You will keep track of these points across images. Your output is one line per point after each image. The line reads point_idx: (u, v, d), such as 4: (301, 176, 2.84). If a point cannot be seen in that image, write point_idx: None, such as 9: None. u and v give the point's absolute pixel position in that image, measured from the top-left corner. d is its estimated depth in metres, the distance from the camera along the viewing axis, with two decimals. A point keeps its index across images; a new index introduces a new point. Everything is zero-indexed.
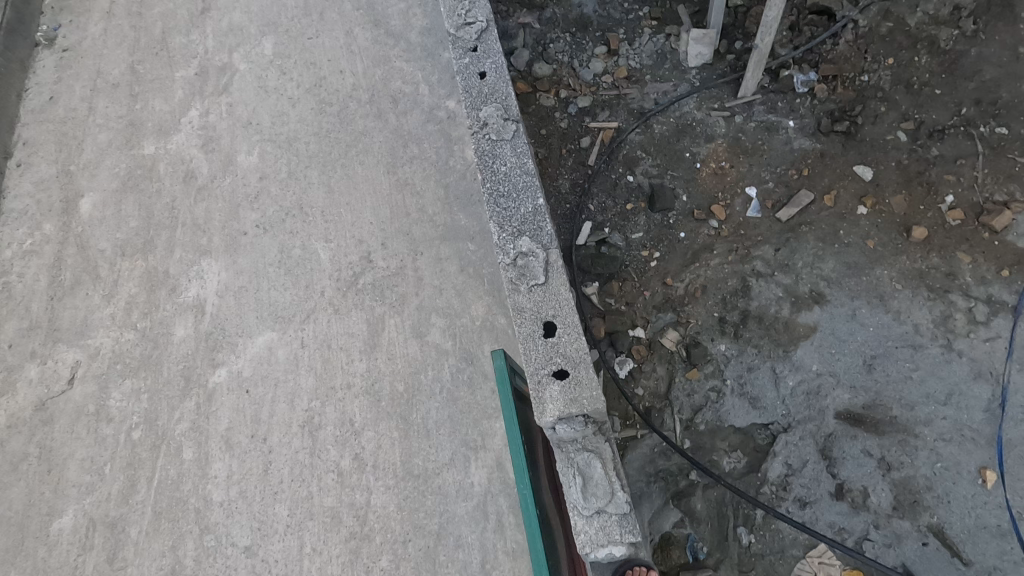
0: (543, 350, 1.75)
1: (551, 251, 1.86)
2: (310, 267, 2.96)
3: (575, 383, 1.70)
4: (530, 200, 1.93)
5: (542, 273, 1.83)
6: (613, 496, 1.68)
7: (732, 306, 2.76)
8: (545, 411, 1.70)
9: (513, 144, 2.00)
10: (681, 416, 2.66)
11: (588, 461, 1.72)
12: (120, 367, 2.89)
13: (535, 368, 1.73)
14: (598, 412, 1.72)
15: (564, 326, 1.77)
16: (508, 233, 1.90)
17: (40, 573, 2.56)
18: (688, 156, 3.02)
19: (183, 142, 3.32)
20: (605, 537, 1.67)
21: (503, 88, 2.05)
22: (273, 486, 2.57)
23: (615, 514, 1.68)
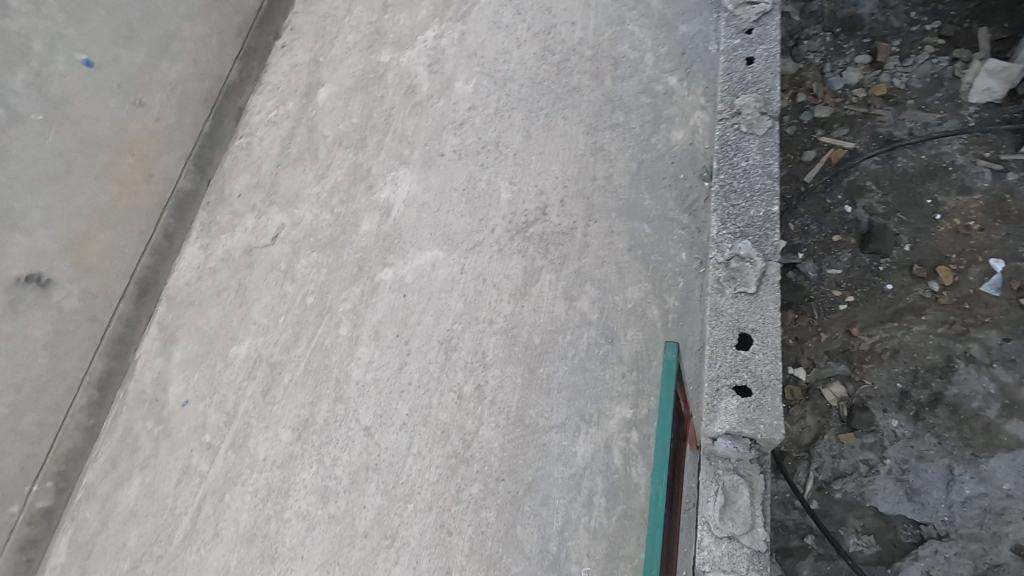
0: (731, 359, 1.67)
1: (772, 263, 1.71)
2: (488, 202, 3.10)
3: (756, 405, 1.63)
4: (764, 204, 1.79)
5: (755, 283, 1.71)
6: (751, 529, 1.63)
7: (923, 383, 2.41)
8: (715, 421, 1.66)
9: (762, 141, 1.86)
10: (817, 475, 2.42)
11: (735, 484, 1.65)
12: (312, 239, 3.32)
13: (717, 374, 1.67)
14: (769, 443, 1.63)
15: (764, 343, 1.65)
16: (729, 232, 1.79)
17: (215, 381, 3.12)
18: (930, 202, 2.62)
19: (414, 59, 3.59)
20: (729, 564, 1.62)
21: (770, 79, 1.91)
22: (403, 384, 2.83)
23: (748, 547, 1.62)
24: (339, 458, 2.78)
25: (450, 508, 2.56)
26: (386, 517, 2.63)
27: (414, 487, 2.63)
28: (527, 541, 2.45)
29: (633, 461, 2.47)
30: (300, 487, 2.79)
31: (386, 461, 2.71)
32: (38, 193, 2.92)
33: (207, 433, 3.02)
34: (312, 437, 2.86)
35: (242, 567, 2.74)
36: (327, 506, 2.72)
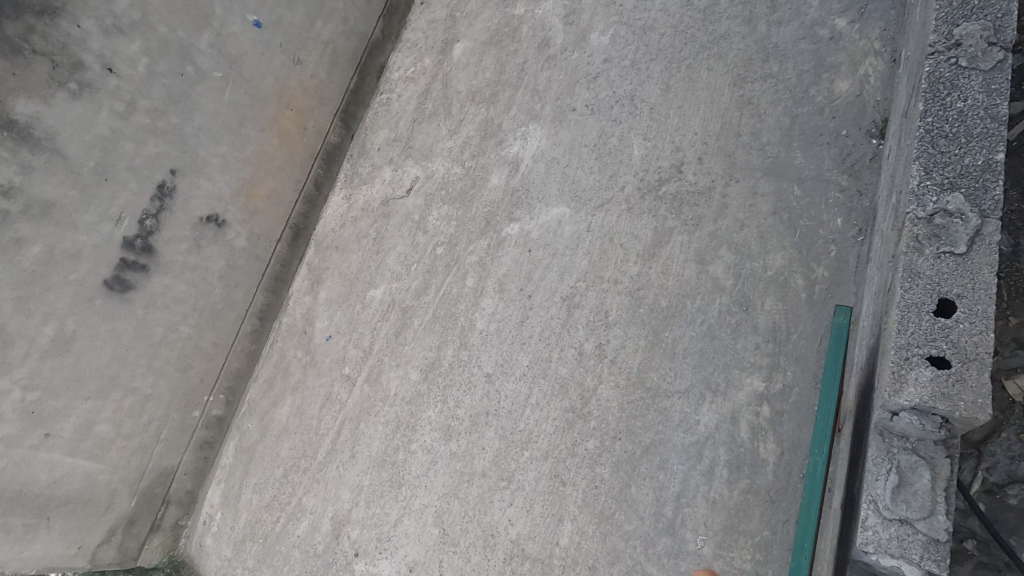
0: (926, 327, 1.60)
1: (987, 220, 1.62)
2: (620, 159, 3.00)
3: (955, 378, 1.55)
4: (984, 151, 1.68)
5: (965, 242, 1.62)
6: (930, 514, 1.57)
7: None
8: (903, 393, 1.59)
9: (986, 79, 1.73)
10: (988, 476, 2.26)
11: (913, 465, 1.61)
12: (444, 193, 3.44)
13: (911, 345, 1.61)
14: (963, 422, 1.57)
15: (969, 311, 1.58)
16: (934, 182, 1.70)
17: (354, 320, 3.42)
18: None
19: (549, 9, 3.50)
20: (899, 549, 1.57)
21: (1004, 2, 1.75)
22: (524, 337, 2.90)
23: (923, 535, 1.57)
24: (462, 401, 2.94)
25: (565, 460, 2.63)
26: (504, 460, 2.75)
27: (532, 436, 2.72)
28: (642, 502, 2.45)
29: (762, 436, 2.36)
30: (426, 424, 3.00)
31: (505, 408, 2.82)
32: (218, 141, 3.29)
33: (347, 366, 3.33)
34: (438, 378, 3.05)
35: (374, 487, 3.04)
36: (449, 443, 2.91)
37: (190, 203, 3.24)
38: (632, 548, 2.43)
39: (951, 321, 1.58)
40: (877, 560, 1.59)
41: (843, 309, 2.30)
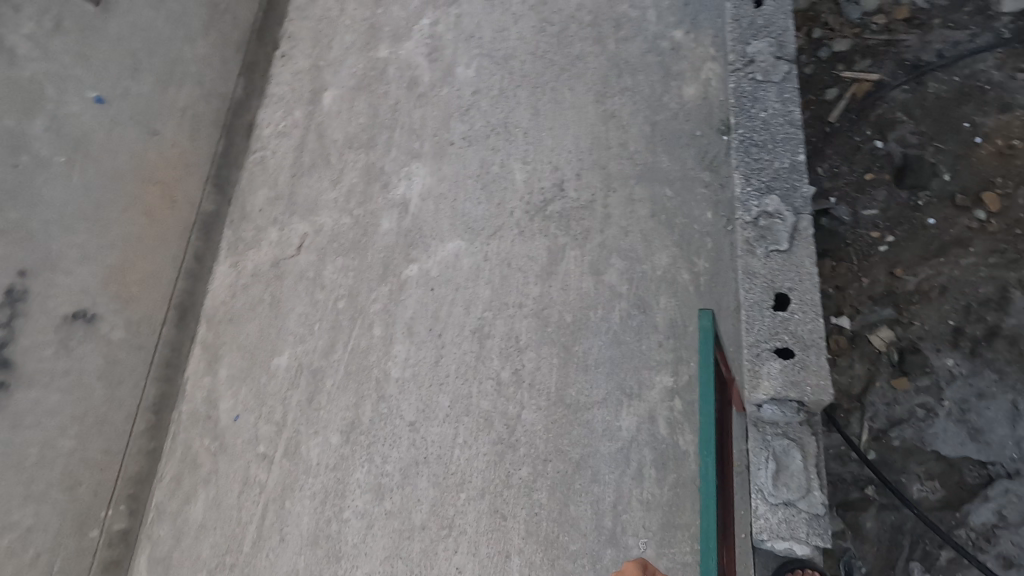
0: (770, 321, 1.89)
1: (795, 225, 1.97)
2: (504, 186, 3.07)
3: (800, 363, 1.85)
4: (787, 157, 2.05)
5: (786, 239, 1.95)
6: (806, 492, 1.84)
7: (977, 317, 2.46)
8: (760, 387, 1.86)
9: (779, 90, 2.12)
10: (873, 424, 2.46)
11: (785, 449, 1.88)
12: (335, 245, 3.35)
13: (761, 344, 1.88)
14: (814, 404, 1.87)
15: (800, 302, 1.89)
16: (754, 195, 2.02)
17: (261, 394, 3.21)
18: (966, 127, 2.66)
19: (412, 49, 3.55)
20: (787, 529, 1.83)
21: (782, 31, 2.20)
22: (440, 377, 2.86)
23: (803, 511, 1.83)
24: (389, 455, 2.84)
25: (501, 493, 2.59)
26: (442, 508, 2.67)
27: (465, 476, 2.67)
28: (583, 519, 2.47)
29: (679, 429, 2.47)
30: (355, 487, 2.86)
31: (434, 453, 2.75)
32: (73, 231, 3.01)
33: (261, 444, 3.12)
34: (360, 437, 2.92)
35: (310, 568, 2.84)
36: (382, 502, 2.79)
37: (50, 302, 2.92)
38: (582, 568, 2.43)
39: (786, 316, 1.89)
40: (772, 544, 1.85)
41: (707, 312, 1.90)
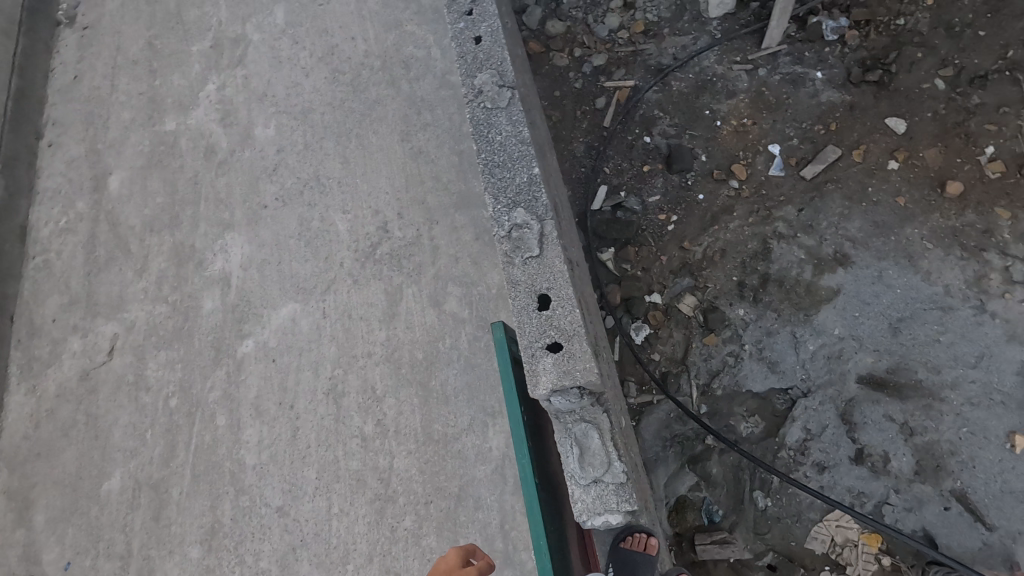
0: (536, 323, 1.39)
1: (546, 218, 1.44)
2: (328, 238, 2.99)
3: (570, 355, 1.34)
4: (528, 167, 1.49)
5: (537, 244, 1.42)
6: (611, 466, 1.34)
7: (753, 269, 2.27)
8: (537, 382, 1.36)
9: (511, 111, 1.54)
10: (698, 381, 2.25)
11: (584, 431, 1.36)
12: (154, 339, 3.00)
13: (525, 339, 1.38)
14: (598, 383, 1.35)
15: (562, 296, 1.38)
16: (499, 196, 1.49)
17: (94, 529, 2.76)
18: (708, 113, 2.52)
19: (202, 117, 3.34)
20: (602, 506, 1.34)
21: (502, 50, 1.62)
22: (301, 450, 2.68)
23: (612, 482, 1.34)
24: (261, 550, 2.59)
25: (389, 551, 2.48)
26: None
27: (349, 547, 2.52)
28: None
29: None
30: None
31: (311, 533, 2.57)
32: None
33: None
34: (225, 541, 2.63)
35: None
36: None
37: None
38: None
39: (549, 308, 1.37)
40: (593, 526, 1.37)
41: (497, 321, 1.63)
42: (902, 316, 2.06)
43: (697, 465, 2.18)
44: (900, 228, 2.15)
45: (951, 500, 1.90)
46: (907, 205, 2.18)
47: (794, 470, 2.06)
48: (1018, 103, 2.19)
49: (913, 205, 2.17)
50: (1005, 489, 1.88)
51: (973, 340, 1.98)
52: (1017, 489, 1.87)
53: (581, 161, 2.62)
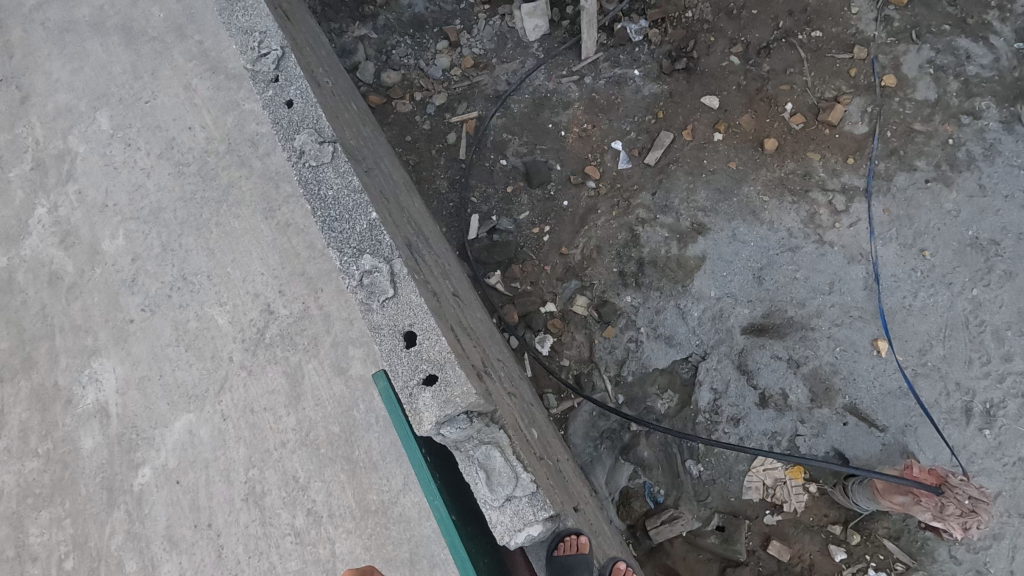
0: (407, 360, 1.28)
1: (393, 256, 1.33)
2: (210, 336, 2.63)
3: (446, 384, 1.24)
4: (364, 213, 1.38)
5: (390, 284, 1.32)
6: (519, 479, 1.26)
7: (628, 257, 2.41)
8: (421, 421, 1.25)
9: (335, 162, 1.42)
10: (609, 373, 2.33)
11: (486, 454, 1.28)
12: (31, 500, 2.53)
13: (400, 381, 1.28)
14: (484, 402, 1.27)
15: (425, 329, 1.27)
16: (343, 248, 1.36)
17: None
18: (551, 126, 2.68)
19: (37, 246, 2.78)
20: (521, 524, 1.26)
21: (307, 97, 1.46)
22: (232, 568, 2.41)
23: (524, 494, 1.26)
24: None
25: None
26: None
27: None
28: None
29: None
30: None
31: None
32: None
33: None
34: None
35: None
36: None
37: None
38: None
39: (415, 345, 1.27)
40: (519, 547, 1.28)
41: (381, 372, 1.48)
42: (761, 264, 2.25)
43: (629, 454, 2.24)
44: (737, 189, 2.39)
45: (846, 415, 2.08)
46: (738, 167, 2.43)
47: (714, 431, 2.18)
48: (800, 62, 2.51)
49: (742, 166, 2.42)
50: (885, 391, 2.07)
51: (822, 269, 2.21)
52: (892, 389, 2.07)
53: (448, 196, 2.69)
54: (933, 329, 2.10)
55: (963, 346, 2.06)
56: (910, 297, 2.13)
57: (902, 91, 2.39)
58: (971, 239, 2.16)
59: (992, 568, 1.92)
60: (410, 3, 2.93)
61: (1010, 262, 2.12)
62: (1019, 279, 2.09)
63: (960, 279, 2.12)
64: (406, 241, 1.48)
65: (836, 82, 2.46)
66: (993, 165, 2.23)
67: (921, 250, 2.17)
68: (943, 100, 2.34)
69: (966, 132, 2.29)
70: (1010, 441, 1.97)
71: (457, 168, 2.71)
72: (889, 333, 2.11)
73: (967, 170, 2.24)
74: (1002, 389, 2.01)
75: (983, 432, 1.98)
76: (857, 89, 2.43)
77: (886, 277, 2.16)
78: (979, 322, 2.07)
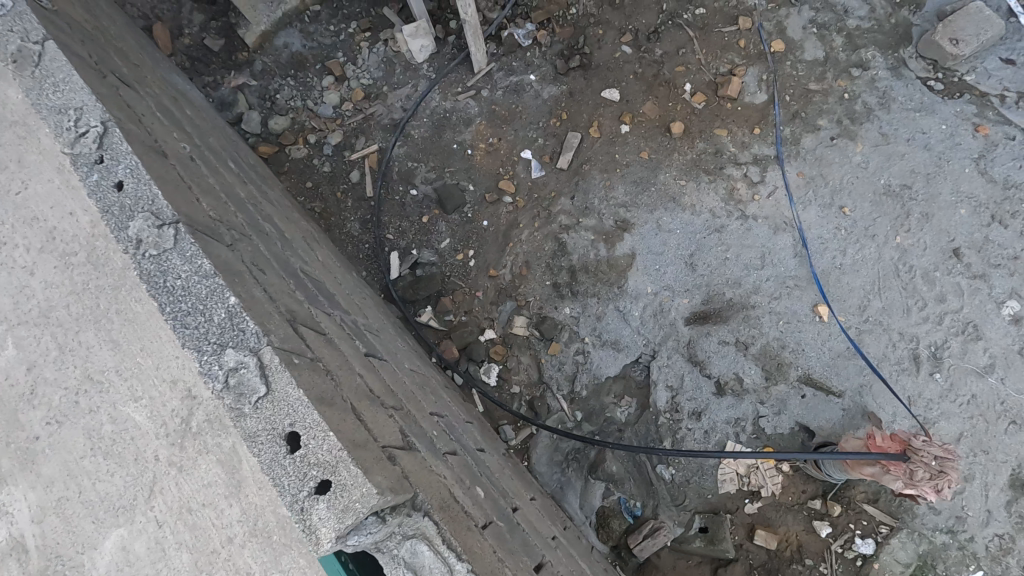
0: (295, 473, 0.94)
1: (262, 345, 0.98)
2: None
3: (343, 491, 0.93)
4: (219, 297, 1.03)
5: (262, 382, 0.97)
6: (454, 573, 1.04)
7: (558, 267, 2.31)
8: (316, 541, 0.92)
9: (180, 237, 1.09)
10: (562, 392, 2.22)
11: (411, 550, 1.03)
12: None
13: (287, 498, 0.94)
14: (398, 495, 1.00)
15: (308, 428, 0.94)
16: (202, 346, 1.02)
17: None
18: (456, 146, 2.56)
19: None
20: None
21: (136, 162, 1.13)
22: None
23: None
24: None
25: None
26: None
27: None
28: None
29: None
30: None
31: None
32: None
33: None
34: None
35: None
36: None
37: None
38: None
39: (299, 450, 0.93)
40: None
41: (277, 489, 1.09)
42: (692, 249, 2.19)
43: (597, 472, 2.13)
44: (654, 178, 2.33)
45: (803, 387, 2.02)
46: (651, 156, 2.37)
47: (677, 429, 2.10)
48: (690, 43, 2.50)
49: (655, 155, 2.37)
50: (836, 355, 2.03)
51: (751, 243, 2.16)
52: (843, 351, 2.02)
53: (362, 238, 2.52)
54: (867, 283, 2.08)
55: (899, 294, 2.05)
56: (840, 255, 2.11)
57: (791, 54, 2.40)
58: (884, 188, 2.16)
59: (970, 511, 1.89)
60: (285, 42, 2.76)
61: (925, 203, 2.12)
62: (936, 218, 2.10)
63: (882, 229, 2.12)
64: (296, 312, 1.21)
65: (728, 55, 2.46)
66: (889, 112, 2.25)
67: (841, 208, 2.16)
68: (832, 57, 2.37)
69: (858, 85, 2.31)
70: (960, 380, 1.96)
71: (367, 207, 2.56)
72: (828, 295, 2.08)
73: (867, 121, 2.25)
74: (942, 330, 2.00)
75: (934, 376, 1.97)
76: (749, 60, 2.43)
77: (813, 240, 2.14)
78: (908, 268, 2.07)
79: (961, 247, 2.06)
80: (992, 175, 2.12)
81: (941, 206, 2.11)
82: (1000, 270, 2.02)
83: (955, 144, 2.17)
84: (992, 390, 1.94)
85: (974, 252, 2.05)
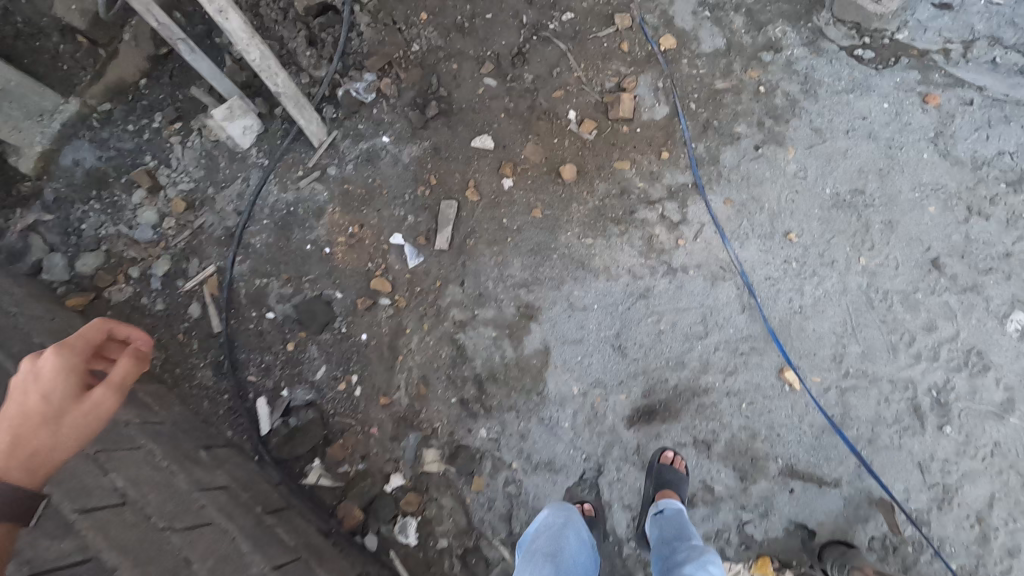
0: None
1: None
2: None
3: None
4: None
5: None
6: None
7: (461, 379, 1.83)
8: None
9: None
10: (499, 537, 1.76)
11: None
12: None
13: None
14: None
15: None
16: None
17: None
18: (311, 247, 2.04)
19: None
20: None
21: None
22: None
23: None
24: None
25: None
26: None
27: None
28: None
29: None
30: None
31: None
32: None
33: None
34: None
35: None
36: None
37: None
38: None
39: None
40: None
41: None
42: (619, 327, 1.73)
43: None
44: (553, 241, 1.86)
45: (789, 480, 1.59)
46: (546, 213, 1.90)
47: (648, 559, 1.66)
48: (563, 58, 2.03)
49: (550, 211, 1.90)
50: (819, 430, 1.60)
51: (687, 304, 1.72)
52: (826, 422, 1.60)
53: (218, 388, 1.99)
54: (837, 324, 1.65)
55: (878, 331, 1.63)
56: (797, 296, 1.68)
57: (686, 49, 1.94)
58: (832, 199, 1.72)
59: None
60: (75, 158, 2.20)
61: (884, 209, 1.69)
62: (901, 226, 1.68)
63: (841, 253, 1.68)
64: None
65: (611, 66, 1.99)
66: (817, 100, 1.81)
67: (785, 234, 1.72)
68: (734, 43, 1.91)
69: (773, 71, 1.86)
70: (976, 428, 1.55)
71: (217, 346, 2.03)
72: (793, 351, 1.64)
73: (793, 116, 1.81)
74: (941, 367, 1.59)
75: (944, 431, 1.55)
76: (637, 65, 1.97)
77: (759, 283, 1.70)
78: (882, 296, 1.65)
79: (938, 256, 1.65)
80: (955, 156, 1.71)
81: (904, 209, 1.69)
82: (991, 275, 1.62)
83: (902, 126, 1.75)
84: (1017, 433, 1.54)
85: (956, 259, 1.64)
